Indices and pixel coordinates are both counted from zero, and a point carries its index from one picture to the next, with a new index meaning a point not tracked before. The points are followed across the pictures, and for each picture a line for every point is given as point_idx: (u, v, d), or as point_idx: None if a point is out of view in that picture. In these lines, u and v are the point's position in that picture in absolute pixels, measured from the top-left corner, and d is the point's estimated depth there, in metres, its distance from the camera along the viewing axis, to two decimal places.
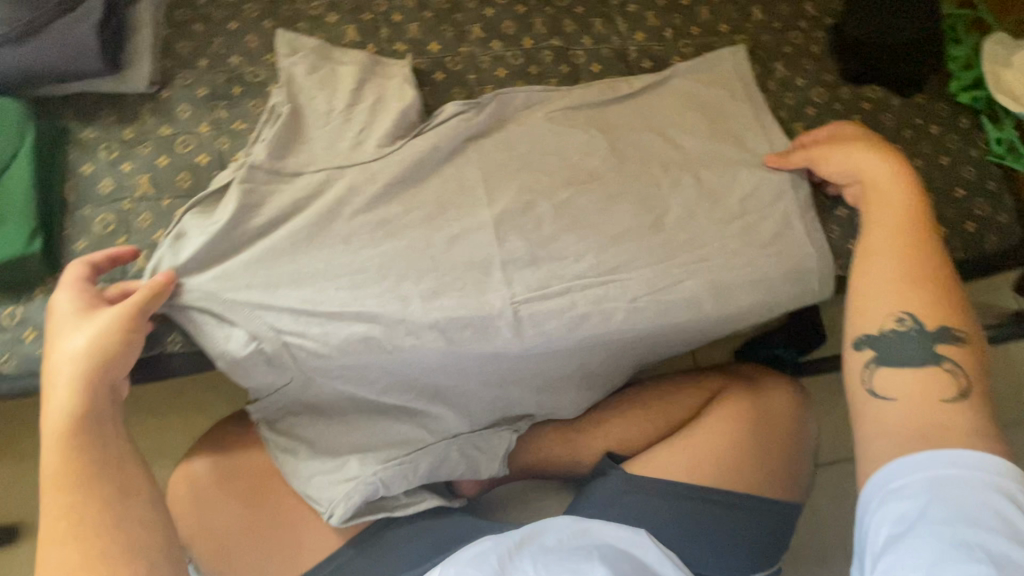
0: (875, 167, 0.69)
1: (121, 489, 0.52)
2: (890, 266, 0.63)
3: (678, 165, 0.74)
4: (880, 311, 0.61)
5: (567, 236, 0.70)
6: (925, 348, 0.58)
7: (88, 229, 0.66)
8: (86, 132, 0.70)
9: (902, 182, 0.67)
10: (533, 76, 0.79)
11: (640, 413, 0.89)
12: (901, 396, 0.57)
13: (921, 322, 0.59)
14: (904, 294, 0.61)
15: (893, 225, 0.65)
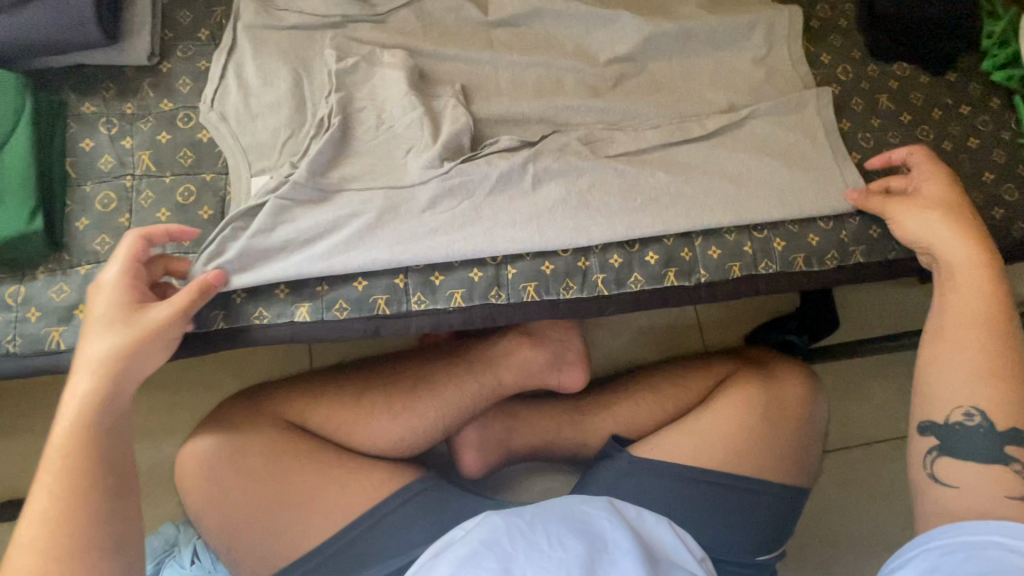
0: (963, 240, 0.64)
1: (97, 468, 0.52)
2: (983, 342, 0.62)
3: (686, 149, 0.72)
4: (946, 403, 0.62)
5: (570, 205, 0.68)
6: (995, 448, 0.59)
7: (89, 207, 0.65)
8: (85, 105, 0.68)
9: (973, 234, 0.65)
10: (542, 47, 0.75)
11: (647, 395, 0.88)
12: (961, 485, 0.59)
13: (993, 424, 0.59)
14: (980, 392, 0.60)
15: (989, 303, 0.63)
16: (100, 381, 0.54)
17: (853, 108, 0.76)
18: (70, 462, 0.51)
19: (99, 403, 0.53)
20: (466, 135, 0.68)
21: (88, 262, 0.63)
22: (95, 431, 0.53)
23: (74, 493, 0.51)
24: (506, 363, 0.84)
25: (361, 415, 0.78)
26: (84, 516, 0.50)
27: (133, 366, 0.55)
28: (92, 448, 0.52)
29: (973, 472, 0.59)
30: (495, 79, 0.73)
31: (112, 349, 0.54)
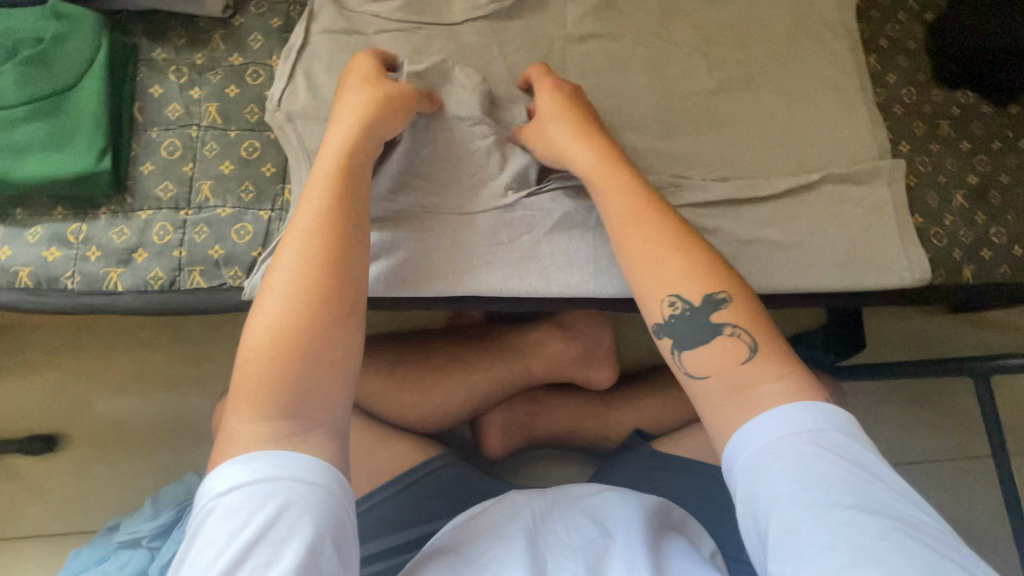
0: (584, 153, 0.61)
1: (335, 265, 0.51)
2: (645, 230, 0.55)
3: (745, 154, 0.72)
4: (653, 291, 0.53)
5: None
6: (703, 324, 0.51)
7: (155, 153, 0.65)
8: (156, 53, 0.68)
9: (600, 151, 0.61)
10: (612, 37, 0.74)
11: (674, 396, 0.89)
12: (715, 373, 0.50)
13: (690, 303, 0.52)
14: (665, 270, 0.53)
15: (627, 200, 0.57)
16: (333, 201, 0.54)
17: (914, 131, 0.76)
18: (317, 268, 0.50)
19: (332, 222, 0.52)
20: (533, 168, 0.68)
21: (150, 207, 0.64)
22: (340, 250, 0.51)
23: (313, 285, 0.49)
24: (540, 351, 0.84)
25: (394, 387, 0.79)
26: (315, 320, 0.48)
27: (354, 192, 0.55)
28: (335, 265, 0.51)
29: (711, 354, 0.50)
30: (562, 64, 0.73)
31: (339, 176, 0.55)
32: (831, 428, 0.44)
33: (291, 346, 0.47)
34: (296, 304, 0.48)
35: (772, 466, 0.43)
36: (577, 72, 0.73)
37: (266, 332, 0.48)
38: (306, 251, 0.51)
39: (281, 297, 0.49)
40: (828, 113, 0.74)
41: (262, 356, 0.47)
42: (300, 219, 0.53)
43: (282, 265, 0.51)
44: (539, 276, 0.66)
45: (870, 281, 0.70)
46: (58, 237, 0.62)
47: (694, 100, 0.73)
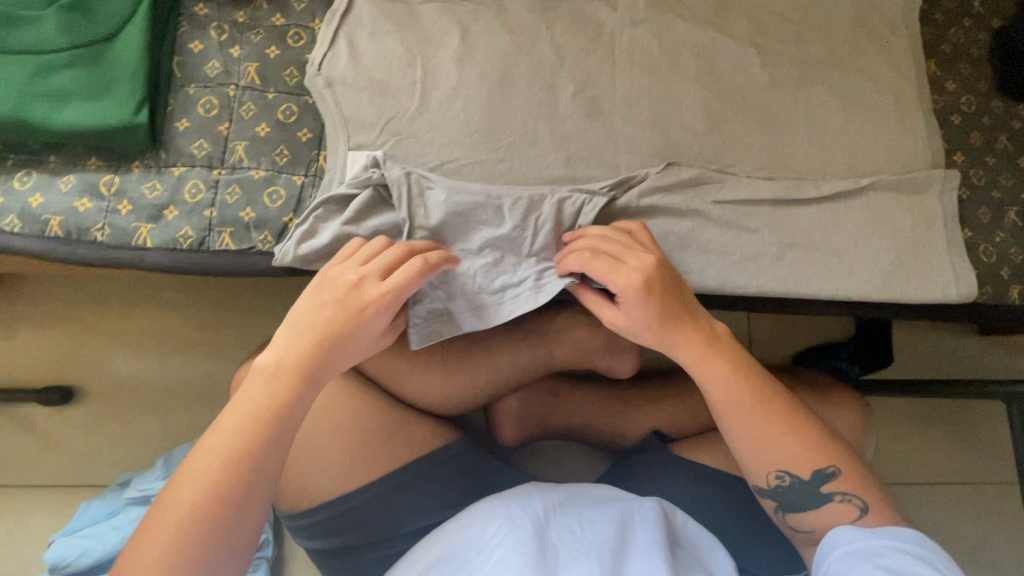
0: (718, 381, 0.59)
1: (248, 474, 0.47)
2: (752, 420, 0.58)
3: (792, 153, 0.70)
4: (763, 467, 0.58)
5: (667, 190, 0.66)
6: (812, 490, 0.57)
7: (191, 109, 0.64)
8: (199, 8, 0.67)
9: (710, 353, 0.59)
10: (663, 23, 0.72)
11: (693, 397, 0.88)
12: (820, 528, 0.58)
13: (797, 475, 0.57)
14: (779, 450, 0.57)
15: (732, 396, 0.58)
16: (288, 385, 0.50)
17: (970, 142, 0.73)
18: (245, 457, 0.47)
19: (273, 420, 0.49)
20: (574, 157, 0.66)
21: (183, 164, 0.63)
22: (269, 451, 0.48)
23: (224, 483, 0.46)
24: (563, 340, 0.82)
25: (414, 369, 0.77)
26: (210, 521, 0.45)
27: (313, 376, 0.51)
28: (269, 457, 0.48)
29: (814, 515, 0.58)
30: (611, 47, 0.71)
31: (307, 346, 0.51)
32: (921, 543, 0.50)
33: (204, 536, 0.45)
34: (211, 498, 0.46)
35: (861, 561, 0.50)
36: (625, 57, 0.71)
37: (176, 495, 0.46)
38: (257, 408, 0.49)
39: (198, 473, 0.46)
40: (882, 117, 0.72)
41: (161, 543, 0.44)
42: (250, 386, 0.50)
43: (217, 436, 0.48)
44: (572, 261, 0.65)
45: (914, 293, 0.67)
46: (90, 187, 0.61)
47: (742, 94, 0.71)
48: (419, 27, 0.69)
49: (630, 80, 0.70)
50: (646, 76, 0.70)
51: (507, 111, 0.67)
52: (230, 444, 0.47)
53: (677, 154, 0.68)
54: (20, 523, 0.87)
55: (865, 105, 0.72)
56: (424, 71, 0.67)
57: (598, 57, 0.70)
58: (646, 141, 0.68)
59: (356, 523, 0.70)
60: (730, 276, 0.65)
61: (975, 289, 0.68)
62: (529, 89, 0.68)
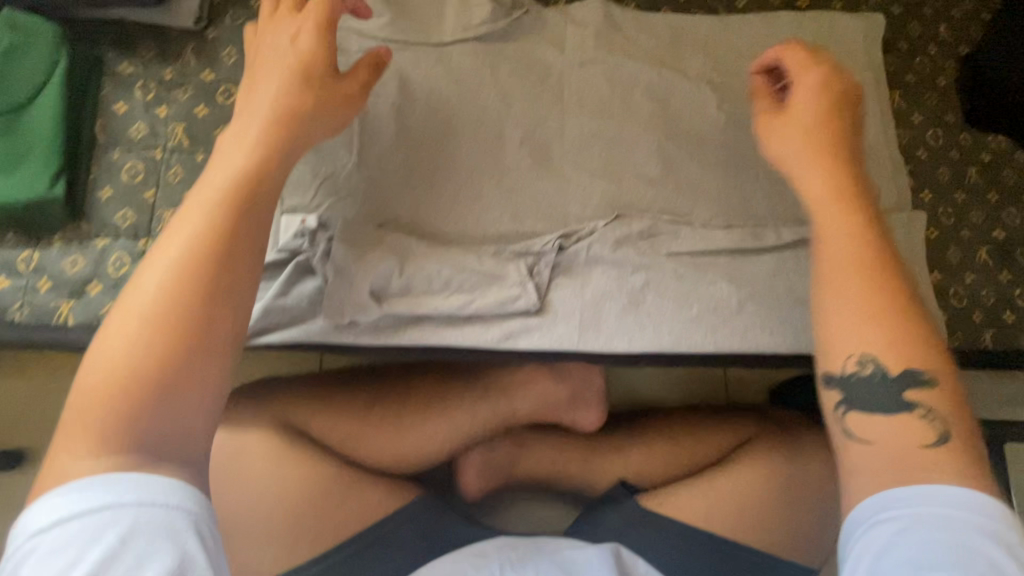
0: (844, 234, 0.51)
1: (200, 345, 0.40)
2: (860, 287, 0.47)
3: (752, 197, 0.67)
4: (843, 347, 0.47)
5: (622, 240, 0.63)
6: (894, 390, 0.45)
7: (115, 176, 0.61)
8: (122, 66, 0.64)
9: (864, 213, 0.52)
10: (617, 63, 0.68)
11: (664, 444, 0.86)
12: None
13: (889, 371, 0.45)
14: (878, 335, 0.46)
15: (859, 253, 0.49)
16: (205, 237, 0.43)
17: (938, 178, 0.70)
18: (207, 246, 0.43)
19: (202, 244, 0.43)
20: (527, 212, 0.64)
21: (106, 236, 0.60)
22: (219, 248, 0.43)
23: (163, 348, 0.39)
24: (525, 389, 0.79)
25: (370, 426, 0.75)
26: (152, 380, 0.39)
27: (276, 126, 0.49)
28: (218, 271, 0.42)
29: (891, 428, 0.45)
30: (559, 91, 0.67)
31: (257, 118, 0.49)
32: (985, 512, 0.39)
33: (166, 339, 0.40)
34: (154, 333, 0.40)
35: (918, 525, 0.39)
36: (575, 100, 0.67)
37: (115, 323, 0.40)
38: (198, 234, 0.43)
39: (131, 328, 0.40)
40: (846, 155, 0.68)
41: (92, 396, 0.38)
42: (179, 229, 0.43)
43: (150, 278, 0.42)
44: (521, 322, 0.61)
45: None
46: (7, 265, 0.58)
47: (699, 135, 0.67)
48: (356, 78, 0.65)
49: (581, 124, 0.67)
50: (596, 120, 0.67)
51: (451, 164, 0.64)
52: (176, 287, 0.41)
53: (629, 204, 0.65)
54: None
55: None
56: (360, 125, 0.63)
57: (547, 101, 0.67)
58: (598, 191, 0.65)
59: None
60: (686, 333, 0.62)
61: (944, 336, 0.65)
62: (472, 140, 0.65)
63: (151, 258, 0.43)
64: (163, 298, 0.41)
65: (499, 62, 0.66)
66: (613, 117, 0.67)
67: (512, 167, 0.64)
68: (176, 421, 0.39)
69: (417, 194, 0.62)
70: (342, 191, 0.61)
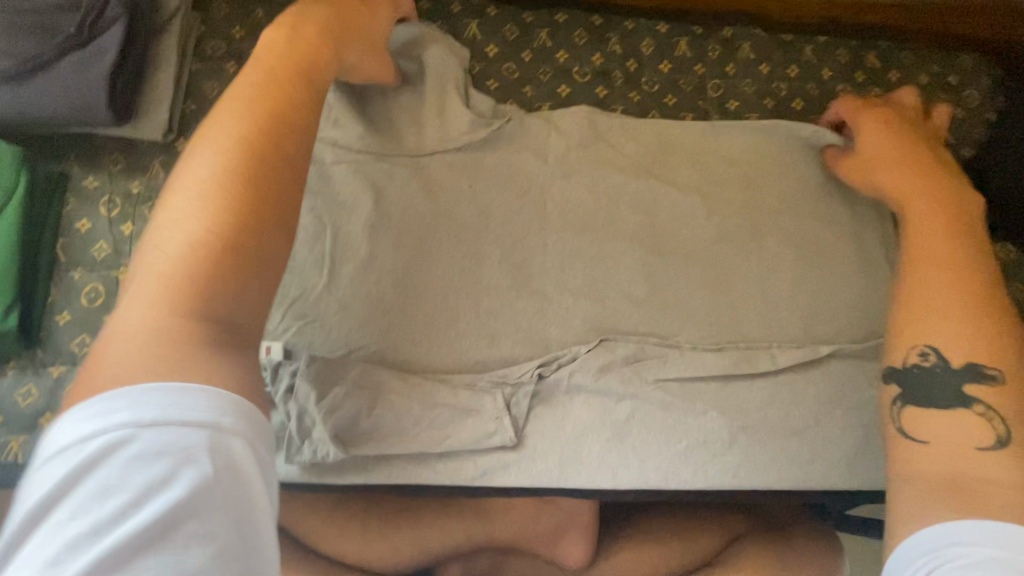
0: (926, 211, 0.54)
1: (248, 264, 0.35)
2: (934, 281, 0.49)
3: (745, 316, 0.63)
4: (908, 341, 0.49)
5: (605, 365, 0.60)
6: (950, 387, 0.46)
7: (74, 299, 0.59)
8: (88, 182, 0.62)
9: (949, 204, 0.54)
10: (603, 174, 0.66)
11: (653, 545, 0.81)
12: None
13: (949, 361, 0.47)
14: (953, 326, 0.47)
15: (946, 239, 0.52)
16: (242, 171, 0.37)
17: None
18: (241, 156, 0.38)
19: (230, 200, 0.36)
20: (507, 334, 0.60)
21: (63, 364, 0.57)
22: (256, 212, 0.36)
23: (197, 275, 0.33)
24: (506, 499, 0.77)
25: (340, 540, 0.72)
26: (187, 309, 0.32)
27: (288, 86, 0.44)
28: (260, 200, 0.37)
29: (953, 423, 0.45)
30: (540, 204, 0.64)
31: (259, 74, 0.43)
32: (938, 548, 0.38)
33: (202, 258, 0.34)
34: (182, 265, 0.34)
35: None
36: (558, 213, 0.64)
37: (162, 245, 0.35)
38: (237, 175, 0.37)
39: (180, 241, 0.34)
40: (843, 270, 0.65)
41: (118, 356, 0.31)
42: (199, 170, 0.37)
43: (184, 207, 0.36)
44: (498, 458, 0.57)
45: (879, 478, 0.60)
46: None
47: (689, 248, 0.64)
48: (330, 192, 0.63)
49: (564, 239, 0.64)
50: (581, 235, 0.64)
51: (428, 286, 0.61)
52: (212, 217, 0.35)
53: (615, 325, 0.62)
54: None
55: (824, 259, 0.65)
56: (333, 244, 0.61)
57: (529, 214, 0.64)
58: (581, 312, 0.62)
59: None
60: (674, 470, 0.58)
61: None
62: (450, 258, 0.62)
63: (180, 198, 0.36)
64: (213, 220, 0.35)
65: (478, 175, 0.65)
66: (598, 231, 0.64)
67: (492, 286, 0.62)
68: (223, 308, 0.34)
69: (390, 316, 0.59)
70: (313, 313, 0.59)
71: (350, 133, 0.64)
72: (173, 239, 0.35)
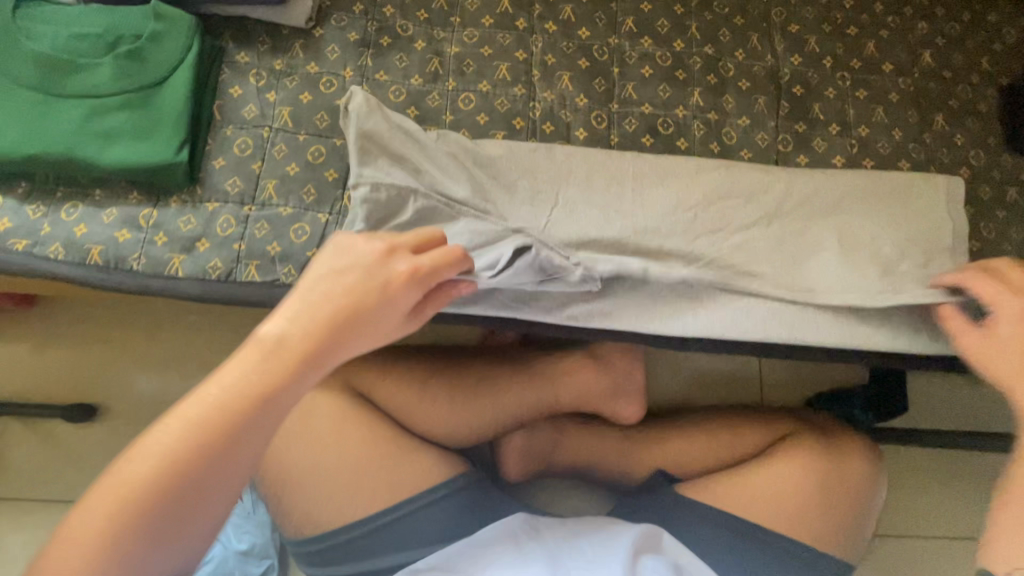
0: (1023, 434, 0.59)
1: (177, 522, 0.43)
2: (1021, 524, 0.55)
3: (799, 203, 0.71)
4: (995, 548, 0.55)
5: (678, 233, 0.69)
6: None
7: (227, 149, 0.69)
8: (240, 55, 0.72)
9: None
10: (678, 81, 0.76)
11: (701, 436, 0.89)
12: None
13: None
14: None
15: None
16: (246, 404, 0.45)
17: (979, 196, 0.74)
18: (231, 415, 0.45)
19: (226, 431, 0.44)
20: (592, 199, 0.69)
21: (217, 200, 0.67)
22: (250, 433, 0.45)
23: (156, 497, 0.43)
24: (570, 379, 0.84)
25: (424, 399, 0.81)
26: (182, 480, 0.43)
27: (316, 360, 0.48)
28: (234, 438, 0.44)
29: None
30: (622, 102, 0.74)
31: (320, 323, 0.48)
32: None
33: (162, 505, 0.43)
34: (169, 467, 0.43)
35: None
36: (637, 111, 0.74)
37: (168, 432, 0.44)
38: (236, 411, 0.45)
39: (201, 420, 0.44)
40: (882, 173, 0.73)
41: (127, 496, 0.42)
42: (246, 356, 0.47)
43: (218, 384, 0.46)
44: (583, 306, 0.68)
45: (902, 345, 0.69)
46: (130, 220, 0.66)
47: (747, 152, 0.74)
48: (442, 81, 0.73)
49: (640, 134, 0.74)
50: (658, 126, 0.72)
51: (528, 159, 0.70)
52: (195, 448, 0.44)
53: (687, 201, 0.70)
54: (35, 537, 0.90)
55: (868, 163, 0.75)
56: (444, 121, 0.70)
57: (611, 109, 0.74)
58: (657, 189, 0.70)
59: (354, 553, 0.73)
60: (734, 321, 0.68)
61: None
62: (542, 142, 0.72)
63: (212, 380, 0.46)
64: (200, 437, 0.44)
65: (569, 73, 0.75)
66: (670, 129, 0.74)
67: (581, 162, 0.70)
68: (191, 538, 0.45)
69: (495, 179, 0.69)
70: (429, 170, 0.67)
71: (461, 33, 0.75)
72: (176, 427, 0.44)
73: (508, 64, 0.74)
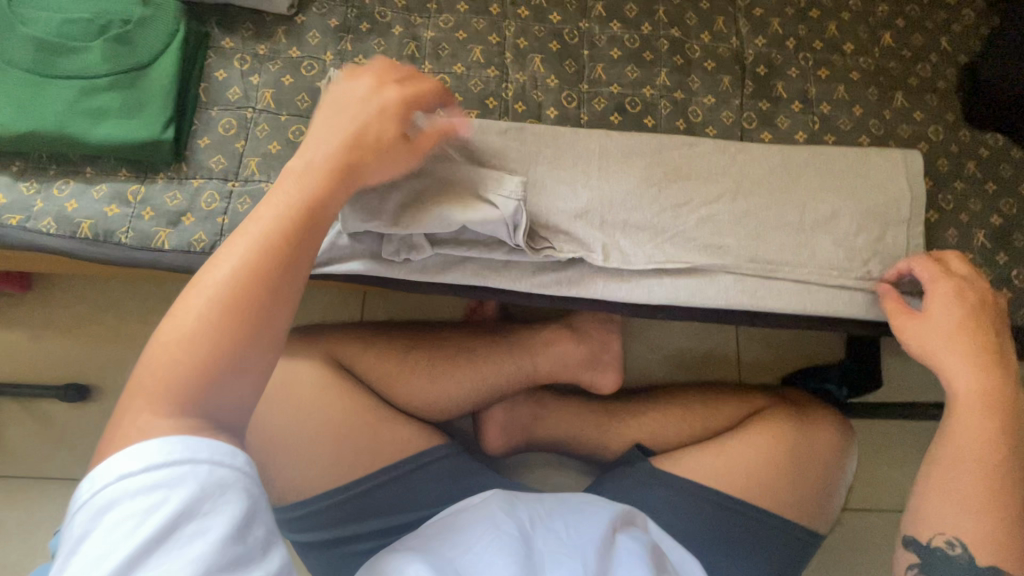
0: (966, 406, 0.61)
1: (222, 373, 0.43)
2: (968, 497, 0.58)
3: (762, 175, 0.74)
4: (934, 523, 0.59)
5: (644, 205, 0.71)
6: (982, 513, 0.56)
7: (212, 129, 0.72)
8: (225, 41, 0.75)
9: (987, 372, 0.61)
10: (646, 62, 0.79)
11: (676, 410, 0.91)
12: None
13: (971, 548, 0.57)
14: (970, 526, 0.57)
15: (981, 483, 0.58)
16: (269, 249, 0.46)
17: (938, 168, 0.77)
18: (261, 270, 0.45)
19: (258, 277, 0.45)
20: (561, 173, 0.72)
21: (201, 176, 0.70)
22: (276, 276, 0.46)
23: (204, 355, 0.42)
24: (547, 351, 0.87)
25: (405, 371, 0.83)
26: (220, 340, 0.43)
27: (324, 219, 0.50)
28: (268, 286, 0.45)
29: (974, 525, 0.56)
30: (591, 82, 0.78)
31: (326, 173, 0.51)
32: None
33: (201, 362, 0.42)
34: (209, 322, 0.43)
35: None
36: (606, 91, 0.77)
37: (199, 298, 0.44)
38: (264, 260, 0.46)
39: (230, 281, 0.45)
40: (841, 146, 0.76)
41: (171, 363, 0.42)
42: (262, 215, 0.48)
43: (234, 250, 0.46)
44: (553, 277, 0.72)
45: (861, 311, 0.72)
46: (119, 196, 0.69)
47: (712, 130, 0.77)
48: (418, 63, 0.77)
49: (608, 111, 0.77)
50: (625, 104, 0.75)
51: (499, 136, 0.73)
52: (233, 297, 0.44)
53: (653, 174, 0.72)
54: (30, 514, 0.93)
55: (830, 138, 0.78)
56: None
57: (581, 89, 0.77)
58: (624, 163, 0.73)
59: (335, 518, 0.73)
60: (699, 289, 0.71)
61: None
62: (514, 120, 0.75)
63: (236, 240, 0.47)
64: (238, 288, 0.44)
65: (541, 56, 0.78)
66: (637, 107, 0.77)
67: (551, 138, 0.73)
68: (233, 397, 0.44)
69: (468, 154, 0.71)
70: None
71: (437, 19, 0.78)
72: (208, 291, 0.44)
73: (481, 47, 0.77)
